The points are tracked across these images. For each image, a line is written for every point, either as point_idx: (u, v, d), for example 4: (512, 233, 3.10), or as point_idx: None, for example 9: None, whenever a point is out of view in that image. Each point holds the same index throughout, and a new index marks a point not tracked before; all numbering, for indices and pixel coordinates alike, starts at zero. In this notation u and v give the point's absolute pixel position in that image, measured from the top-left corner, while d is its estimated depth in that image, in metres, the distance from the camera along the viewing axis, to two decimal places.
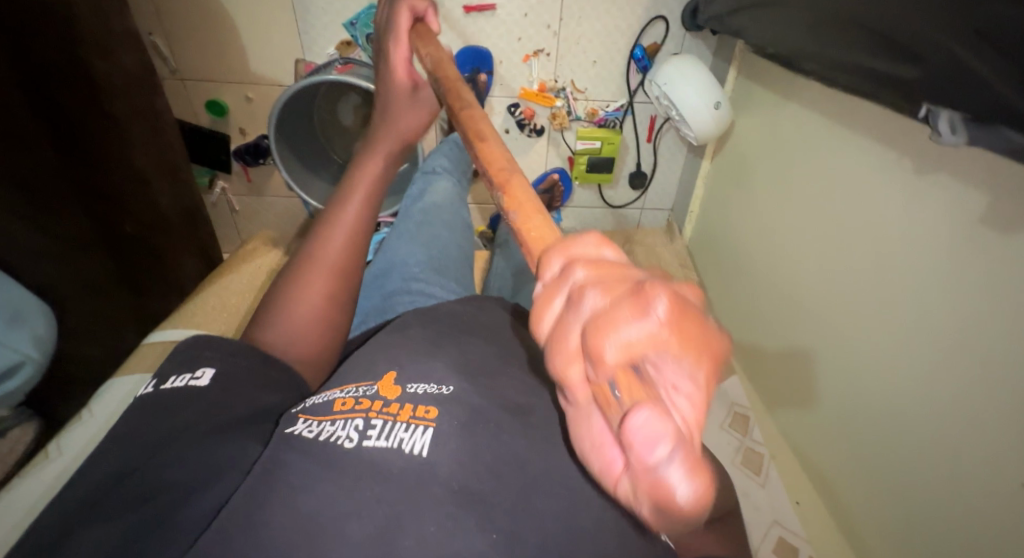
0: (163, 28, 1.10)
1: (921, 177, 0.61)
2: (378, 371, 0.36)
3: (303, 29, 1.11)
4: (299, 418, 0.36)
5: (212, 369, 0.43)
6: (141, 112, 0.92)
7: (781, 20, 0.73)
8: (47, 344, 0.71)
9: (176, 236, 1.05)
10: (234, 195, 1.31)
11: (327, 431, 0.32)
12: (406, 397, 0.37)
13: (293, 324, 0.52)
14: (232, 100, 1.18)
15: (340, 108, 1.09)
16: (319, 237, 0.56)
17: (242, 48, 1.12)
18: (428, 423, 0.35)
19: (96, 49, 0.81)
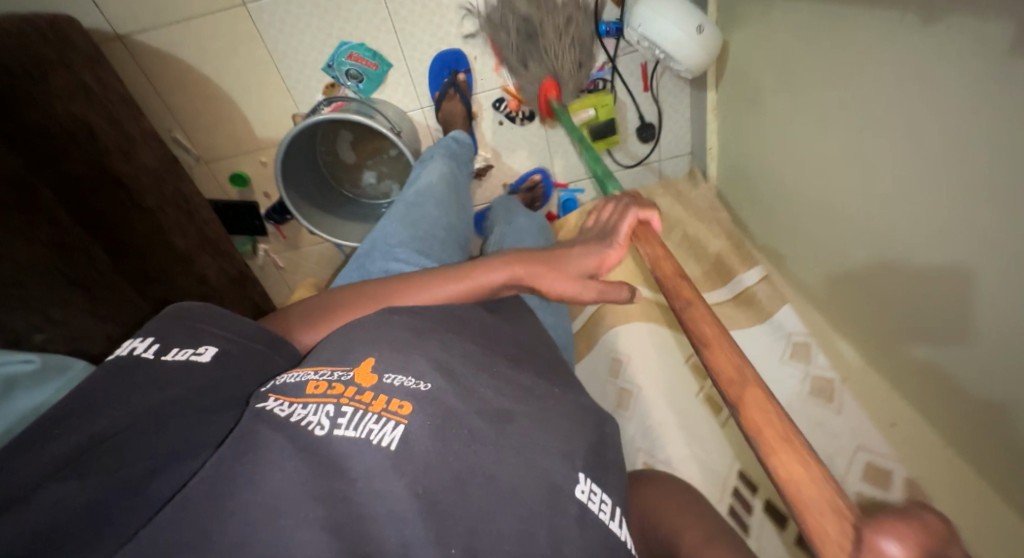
0: (178, 121, 1.19)
1: (940, 42, 0.52)
2: (359, 364, 0.33)
3: (289, 85, 1.15)
4: (281, 396, 0.32)
5: (215, 348, 0.39)
6: (171, 199, 0.99)
7: None
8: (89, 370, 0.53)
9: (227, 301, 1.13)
10: (276, 254, 1.40)
11: (307, 422, 0.29)
12: (393, 379, 0.32)
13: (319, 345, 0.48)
14: (250, 169, 1.26)
15: (340, 148, 1.14)
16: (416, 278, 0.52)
17: (244, 119, 1.20)
18: (399, 419, 0.29)
19: (116, 155, 0.89)
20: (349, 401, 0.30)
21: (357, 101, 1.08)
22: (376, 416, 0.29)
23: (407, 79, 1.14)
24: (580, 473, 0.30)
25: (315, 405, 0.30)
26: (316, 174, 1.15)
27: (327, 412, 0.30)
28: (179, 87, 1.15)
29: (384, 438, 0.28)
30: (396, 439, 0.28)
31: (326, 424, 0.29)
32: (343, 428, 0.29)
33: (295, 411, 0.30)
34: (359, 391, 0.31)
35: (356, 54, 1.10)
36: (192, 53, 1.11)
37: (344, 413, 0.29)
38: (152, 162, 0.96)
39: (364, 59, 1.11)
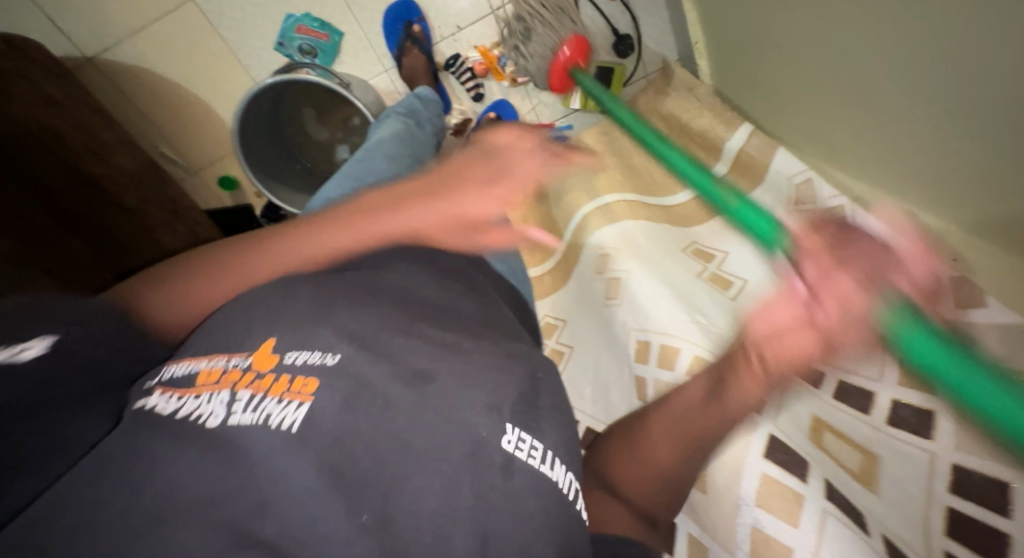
0: (161, 135, 1.18)
1: None
2: (258, 348, 0.31)
3: (252, 74, 1.13)
4: (168, 390, 0.30)
5: (49, 341, 0.34)
6: (157, 198, 1.00)
7: None
8: None
9: None
10: None
11: (194, 414, 0.27)
12: (295, 358, 0.30)
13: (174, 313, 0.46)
14: (237, 170, 1.26)
15: (307, 123, 1.12)
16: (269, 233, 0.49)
17: (218, 119, 1.18)
18: (303, 399, 0.27)
19: (90, 157, 0.89)
20: (244, 386, 0.28)
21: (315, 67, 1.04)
22: (277, 399, 0.27)
23: (365, 44, 1.10)
24: (509, 422, 0.28)
25: (206, 395, 0.28)
26: (286, 152, 1.12)
27: (219, 400, 0.28)
28: (149, 98, 1.13)
29: (282, 422, 0.26)
30: (296, 422, 0.26)
31: (218, 413, 0.27)
32: (237, 412, 0.27)
33: (183, 404, 0.28)
34: (256, 376, 0.29)
35: (305, 26, 1.05)
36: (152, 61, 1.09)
37: (238, 399, 0.27)
38: (130, 164, 0.96)
39: (313, 30, 1.06)
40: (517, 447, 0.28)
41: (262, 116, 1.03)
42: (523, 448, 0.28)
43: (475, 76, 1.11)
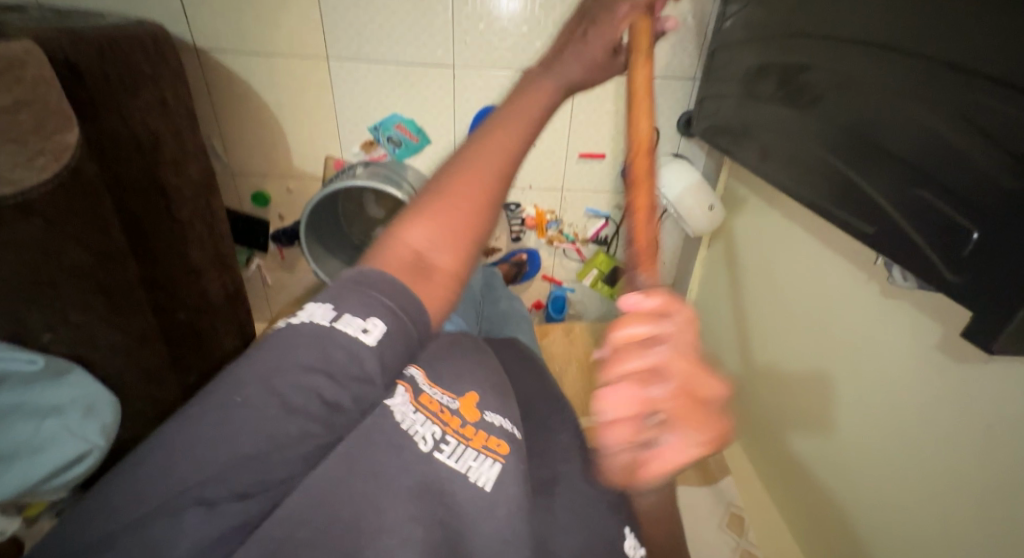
0: (220, 129, 1.24)
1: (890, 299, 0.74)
2: (463, 398, 0.53)
3: (342, 132, 1.25)
4: (406, 393, 0.49)
5: (381, 325, 0.42)
6: (201, 212, 1.02)
7: (762, 135, 0.86)
8: (110, 434, 0.78)
9: (221, 319, 1.12)
10: (267, 271, 1.43)
11: (416, 431, 0.46)
12: (490, 419, 0.52)
13: (435, 247, 0.45)
14: (273, 192, 1.32)
15: (365, 202, 1.25)
16: (484, 128, 0.48)
17: (286, 146, 1.27)
18: (495, 458, 0.49)
19: (170, 167, 0.94)
20: (451, 432, 0.48)
21: (387, 166, 1.19)
22: (476, 451, 0.48)
23: (444, 154, 1.28)
24: (628, 531, 0.53)
25: (424, 419, 0.47)
26: (335, 219, 1.24)
27: (432, 431, 0.47)
28: (237, 101, 1.21)
29: (481, 475, 0.47)
30: (489, 478, 0.47)
31: (429, 441, 0.46)
32: (445, 452, 0.46)
33: (408, 417, 0.47)
34: (462, 425, 0.50)
35: (403, 126, 1.24)
36: (262, 79, 1.19)
37: (446, 442, 0.47)
38: (197, 173, 1.01)
39: (408, 132, 1.24)
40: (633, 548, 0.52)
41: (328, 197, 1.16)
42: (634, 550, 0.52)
43: (524, 224, 1.32)
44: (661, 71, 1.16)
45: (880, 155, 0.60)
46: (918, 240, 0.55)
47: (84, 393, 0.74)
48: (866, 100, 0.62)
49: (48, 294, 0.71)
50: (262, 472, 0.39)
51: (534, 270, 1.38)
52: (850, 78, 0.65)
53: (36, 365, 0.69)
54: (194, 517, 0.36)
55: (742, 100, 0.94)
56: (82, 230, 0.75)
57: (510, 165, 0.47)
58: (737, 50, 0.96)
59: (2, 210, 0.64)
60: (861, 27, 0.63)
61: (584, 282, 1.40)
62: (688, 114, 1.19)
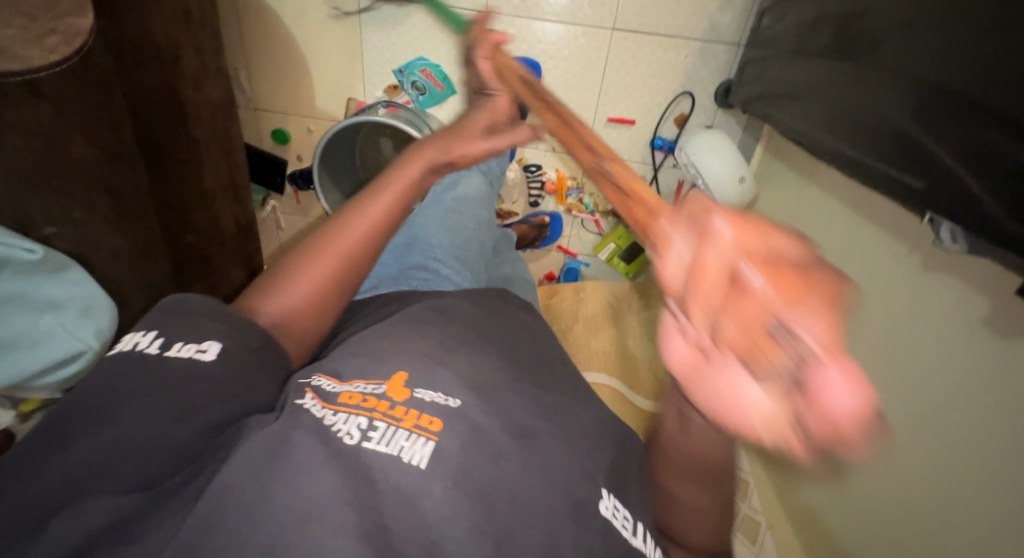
0: (245, 62, 1.22)
1: (928, 275, 0.66)
2: (392, 381, 0.45)
3: (366, 74, 1.22)
4: (317, 398, 0.44)
5: (219, 346, 0.45)
6: (217, 135, 1.01)
7: (809, 110, 0.78)
8: (106, 338, 0.81)
9: (229, 248, 1.12)
10: (282, 213, 1.43)
11: (339, 429, 0.40)
12: (423, 396, 0.44)
13: (289, 302, 0.54)
14: (294, 131, 1.30)
15: (382, 147, 1.21)
16: (345, 218, 0.58)
17: (309, 84, 1.24)
18: (428, 437, 0.39)
19: (190, 82, 0.91)
20: (381, 417, 0.41)
21: (410, 110, 1.15)
22: (408, 433, 0.40)
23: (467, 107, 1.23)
24: (605, 491, 0.41)
25: (347, 416, 0.41)
26: (350, 160, 1.21)
27: (358, 425, 0.40)
28: (263, 33, 1.18)
29: (415, 455, 0.38)
30: (424, 457, 0.38)
31: (355, 435, 0.39)
32: (372, 441, 0.39)
33: (329, 417, 0.41)
34: (392, 407, 0.42)
35: (429, 71, 1.19)
36: (289, 10, 1.15)
37: (374, 430, 0.40)
38: (216, 95, 0.98)
39: (435, 78, 1.19)
40: (608, 510, 0.40)
41: (343, 135, 1.14)
42: (611, 513, 0.40)
43: (542, 189, 1.28)
44: (705, 34, 1.07)
45: (935, 114, 0.52)
46: (975, 189, 0.46)
47: (83, 293, 0.76)
48: (931, 58, 0.54)
49: (52, 181, 0.70)
50: (155, 459, 0.37)
51: (555, 235, 1.33)
52: (912, 30, 0.57)
53: (36, 257, 0.71)
54: (100, 503, 0.33)
55: (789, 60, 0.85)
56: (90, 122, 0.72)
57: (359, 254, 0.58)
58: (789, 7, 0.87)
59: (8, 89, 0.61)
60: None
61: (599, 256, 1.36)
62: (730, 82, 1.10)
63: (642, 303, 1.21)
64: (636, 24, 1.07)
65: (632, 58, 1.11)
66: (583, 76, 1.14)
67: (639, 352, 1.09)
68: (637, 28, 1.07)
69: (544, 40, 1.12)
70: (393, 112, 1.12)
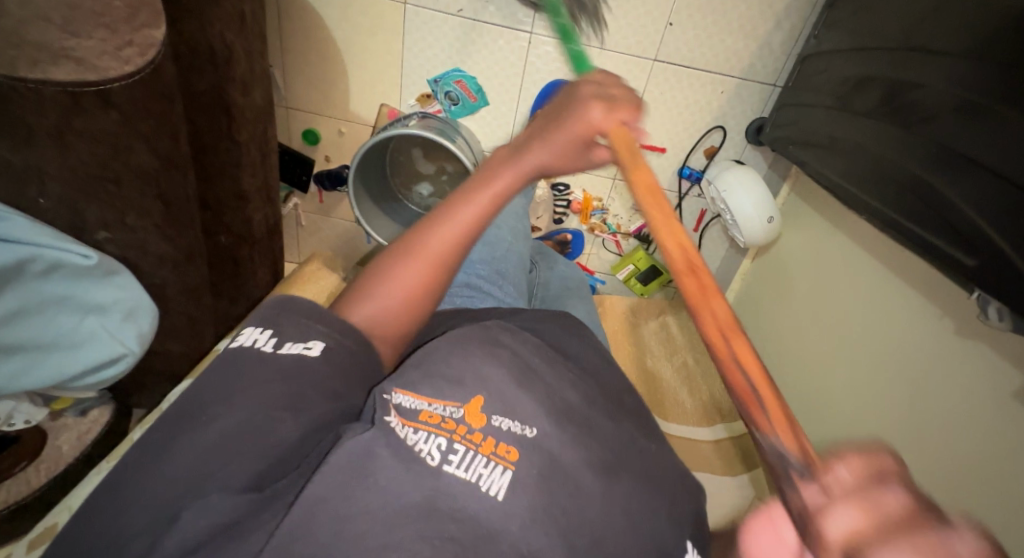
0: (282, 61, 1.22)
1: (959, 340, 0.70)
2: (468, 403, 0.50)
3: (404, 82, 1.23)
4: (399, 415, 0.47)
5: (322, 344, 0.50)
6: (258, 138, 1.01)
7: (859, 165, 0.82)
8: (145, 341, 0.86)
9: (258, 249, 1.13)
10: (303, 210, 1.44)
11: (422, 450, 0.44)
12: (500, 424, 0.48)
13: (384, 305, 0.54)
14: (325, 132, 1.31)
15: (416, 156, 1.23)
16: (434, 218, 0.55)
17: (345, 87, 1.25)
18: (507, 466, 0.45)
19: (239, 86, 0.91)
20: (460, 440, 0.46)
21: (441, 121, 1.16)
22: (487, 459, 0.45)
23: (499, 121, 1.25)
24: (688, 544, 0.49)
25: (428, 435, 0.46)
26: (382, 168, 1.23)
27: (438, 445, 0.45)
28: (303, 33, 1.18)
29: (494, 486, 0.43)
30: (503, 489, 0.43)
31: (437, 457, 0.44)
32: (453, 466, 0.44)
33: (411, 436, 0.45)
34: (469, 433, 0.47)
35: (465, 83, 1.20)
36: (333, 14, 1.15)
37: (454, 453, 0.45)
38: (260, 99, 0.99)
39: (469, 90, 1.20)
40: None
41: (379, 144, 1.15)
42: None
43: (568, 208, 1.30)
44: (743, 72, 1.10)
45: (999, 199, 0.56)
46: None
47: (129, 296, 0.81)
48: (998, 146, 0.57)
49: (109, 187, 0.72)
50: (263, 458, 0.42)
51: (576, 251, 1.35)
52: (969, 110, 0.61)
53: (89, 262, 0.74)
54: (220, 500, 0.38)
55: (832, 112, 0.90)
56: (155, 133, 0.71)
57: (449, 261, 0.55)
58: (840, 61, 0.90)
59: (81, 96, 0.63)
60: (988, 77, 0.60)
61: (617, 276, 1.39)
62: (762, 120, 1.13)
63: (661, 326, 1.22)
64: (677, 58, 1.09)
65: (669, 90, 1.13)
66: None
67: (662, 377, 1.10)
68: (677, 62, 1.09)
69: (584, 65, 1.14)
70: (425, 122, 1.13)
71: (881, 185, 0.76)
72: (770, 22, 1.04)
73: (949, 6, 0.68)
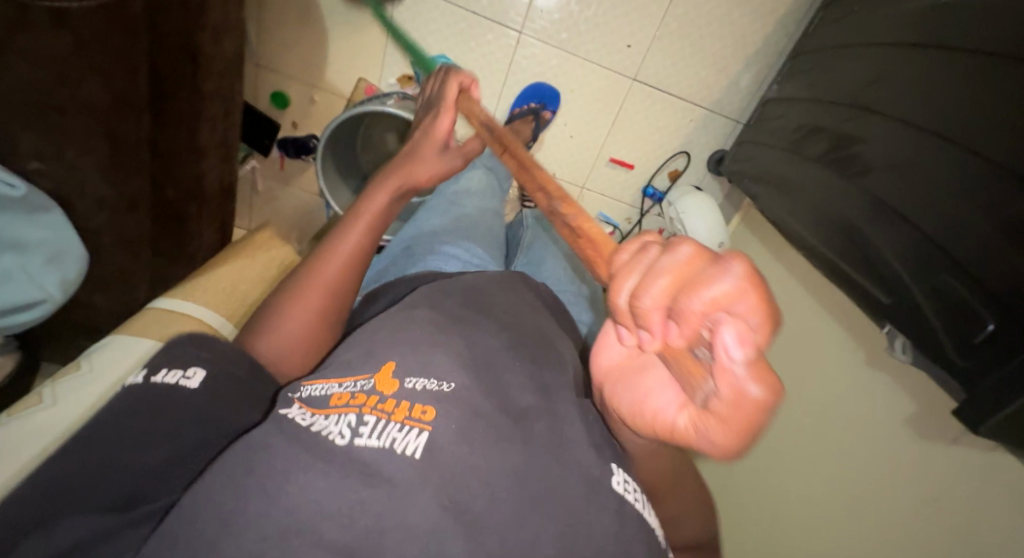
0: (257, 16, 1.16)
1: (868, 370, 0.80)
2: (379, 372, 0.48)
3: (386, 59, 1.21)
4: (304, 408, 0.47)
5: (200, 371, 0.50)
6: (223, 92, 0.96)
7: (803, 202, 0.89)
8: (69, 288, 0.83)
9: (207, 210, 1.08)
10: (261, 175, 1.38)
11: (329, 432, 0.43)
12: (415, 385, 0.46)
13: (283, 337, 0.59)
14: (294, 96, 1.26)
15: (387, 137, 1.21)
16: (324, 254, 0.64)
17: (323, 54, 1.21)
18: (422, 427, 0.43)
19: (209, 32, 0.87)
20: (371, 412, 0.44)
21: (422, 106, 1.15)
22: (398, 426, 0.43)
23: None
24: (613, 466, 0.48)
25: (336, 418, 0.44)
26: (351, 143, 1.20)
27: (348, 423, 0.43)
28: None
29: (409, 446, 0.42)
30: (418, 449, 0.42)
31: (346, 435, 0.43)
32: (364, 436, 0.42)
33: (317, 422, 0.44)
34: (380, 403, 0.45)
35: None
36: None
37: (365, 426, 0.43)
38: (231, 51, 0.94)
39: None
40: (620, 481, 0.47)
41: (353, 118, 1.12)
42: (622, 484, 0.47)
43: None
44: (712, 105, 1.17)
45: (922, 255, 0.65)
46: (943, 336, 0.62)
47: (58, 241, 0.78)
48: (930, 207, 0.65)
49: (53, 117, 0.69)
50: (128, 479, 0.42)
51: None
52: (904, 170, 0.70)
53: (16, 193, 0.71)
54: (76, 521, 0.39)
55: (786, 154, 0.98)
56: (110, 65, 0.70)
57: (340, 285, 0.63)
58: (797, 106, 0.99)
59: (31, 10, 0.61)
60: (919, 143, 0.69)
61: None
62: (723, 152, 1.21)
63: None
64: (654, 82, 1.15)
65: (641, 110, 1.19)
66: (594, 115, 1.21)
67: None
68: (654, 84, 1.15)
69: (568, 73, 1.17)
70: (405, 104, 1.10)
71: (819, 227, 0.85)
72: (739, 62, 1.12)
73: (894, 76, 0.77)
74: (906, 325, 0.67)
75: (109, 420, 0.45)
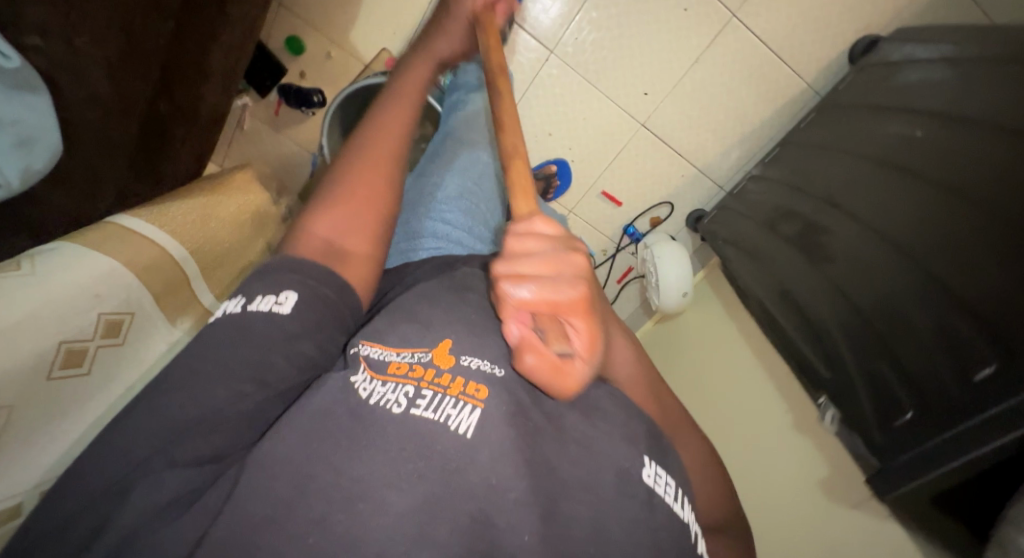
0: None
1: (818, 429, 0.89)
2: (437, 347, 0.51)
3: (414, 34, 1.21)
4: (367, 370, 0.50)
5: (294, 296, 0.49)
6: (245, 22, 0.93)
7: (778, 275, 1.00)
8: (29, 179, 0.73)
9: (193, 133, 1.03)
10: (251, 115, 1.33)
11: (388, 399, 0.46)
12: (470, 364, 0.50)
13: (338, 223, 0.57)
14: (310, 48, 1.23)
15: None
16: (368, 126, 0.64)
17: (352, 13, 1.19)
18: (475, 403, 0.47)
19: None
20: (427, 387, 0.47)
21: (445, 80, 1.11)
22: (453, 401, 0.46)
23: None
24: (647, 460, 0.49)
25: (394, 387, 0.48)
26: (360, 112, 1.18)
27: (405, 394, 0.47)
28: None
29: (461, 422, 0.45)
30: (470, 426, 0.45)
31: (404, 403, 0.46)
32: (421, 408, 0.46)
33: (376, 390, 0.48)
34: (435, 379, 0.48)
35: None
36: None
37: (421, 399, 0.47)
38: None
39: None
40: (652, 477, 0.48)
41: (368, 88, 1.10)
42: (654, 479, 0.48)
43: None
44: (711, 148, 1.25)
45: (869, 351, 0.78)
46: (874, 420, 0.76)
47: (32, 124, 0.70)
48: (886, 306, 0.75)
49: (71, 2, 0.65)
50: (209, 437, 0.43)
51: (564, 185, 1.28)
52: (863, 268, 0.81)
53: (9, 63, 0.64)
54: (171, 476, 0.41)
55: (762, 226, 1.08)
56: None
57: (396, 163, 0.63)
58: (777, 182, 1.09)
59: None
60: (876, 240, 0.79)
61: None
62: (701, 211, 1.30)
63: None
64: None
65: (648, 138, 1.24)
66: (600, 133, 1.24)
67: None
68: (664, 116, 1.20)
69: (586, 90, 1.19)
70: None
71: (790, 306, 0.97)
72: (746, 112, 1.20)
73: (861, 175, 0.87)
74: (847, 408, 0.82)
75: (177, 378, 0.44)
